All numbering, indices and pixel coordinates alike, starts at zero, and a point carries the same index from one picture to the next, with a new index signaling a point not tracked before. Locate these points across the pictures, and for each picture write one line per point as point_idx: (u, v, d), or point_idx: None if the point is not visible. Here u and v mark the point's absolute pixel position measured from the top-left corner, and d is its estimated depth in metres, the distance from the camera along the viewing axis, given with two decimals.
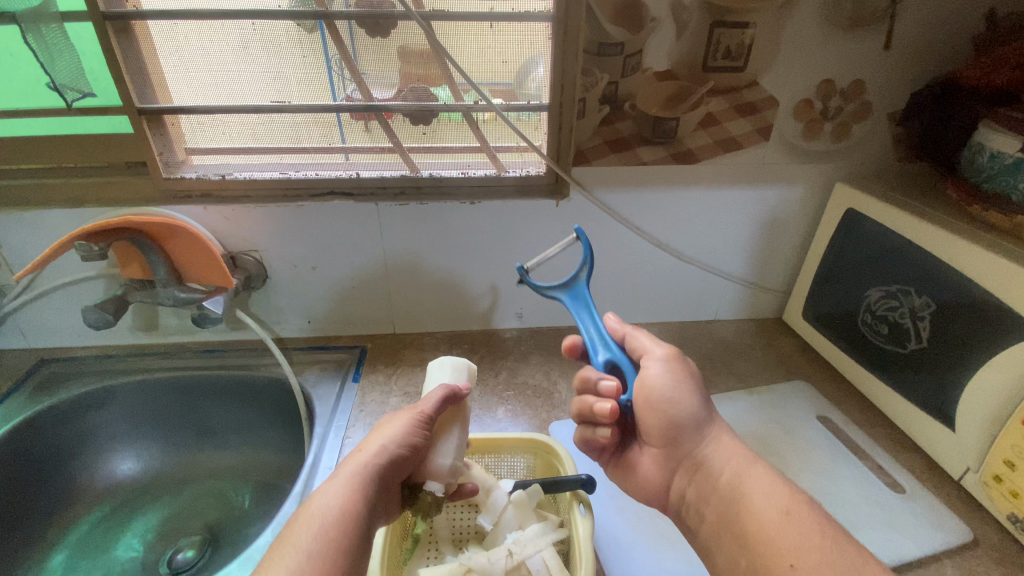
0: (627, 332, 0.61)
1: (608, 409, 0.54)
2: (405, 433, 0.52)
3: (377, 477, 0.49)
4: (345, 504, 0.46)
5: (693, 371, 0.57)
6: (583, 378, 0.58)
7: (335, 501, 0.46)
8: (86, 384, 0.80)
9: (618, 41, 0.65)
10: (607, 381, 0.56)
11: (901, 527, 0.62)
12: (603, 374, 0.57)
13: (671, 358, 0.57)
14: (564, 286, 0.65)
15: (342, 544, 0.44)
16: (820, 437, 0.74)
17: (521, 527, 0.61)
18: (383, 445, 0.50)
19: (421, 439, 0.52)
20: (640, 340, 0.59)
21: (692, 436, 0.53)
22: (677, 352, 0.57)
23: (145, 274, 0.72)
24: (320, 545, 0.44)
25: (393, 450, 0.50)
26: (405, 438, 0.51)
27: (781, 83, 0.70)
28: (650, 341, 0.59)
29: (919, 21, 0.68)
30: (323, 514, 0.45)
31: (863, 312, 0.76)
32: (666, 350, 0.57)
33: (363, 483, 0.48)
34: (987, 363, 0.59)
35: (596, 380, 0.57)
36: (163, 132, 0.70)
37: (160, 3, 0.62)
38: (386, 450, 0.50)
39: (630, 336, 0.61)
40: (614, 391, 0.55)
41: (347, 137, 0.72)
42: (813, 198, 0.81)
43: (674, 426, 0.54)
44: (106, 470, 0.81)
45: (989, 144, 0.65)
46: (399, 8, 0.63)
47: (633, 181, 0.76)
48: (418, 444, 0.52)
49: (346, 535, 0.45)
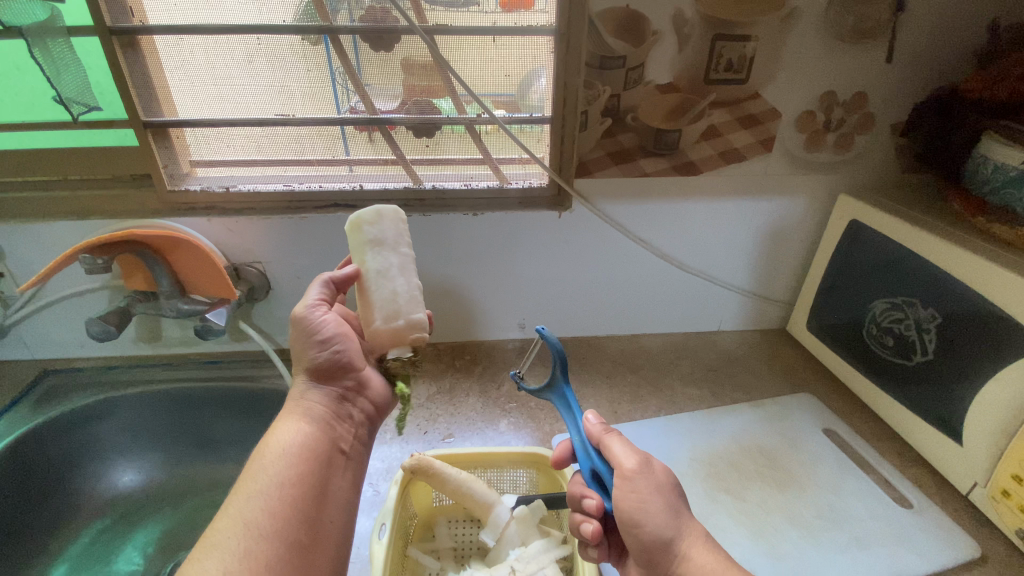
0: (601, 439, 0.54)
1: (589, 532, 0.54)
2: (322, 334, 0.57)
3: (330, 394, 0.58)
4: (303, 434, 0.53)
5: (660, 482, 0.51)
6: (573, 496, 0.58)
7: (296, 441, 0.53)
8: (90, 395, 0.80)
9: (621, 54, 0.66)
10: (589, 500, 0.54)
11: (909, 543, 0.61)
12: (586, 491, 0.56)
13: (630, 477, 0.50)
14: (549, 387, 0.61)
15: (301, 473, 0.51)
16: (825, 451, 0.73)
17: (522, 543, 0.62)
18: (313, 363, 0.57)
19: (333, 328, 0.58)
20: (611, 454, 0.52)
21: (664, 553, 0.49)
22: (640, 468, 0.50)
23: (150, 286, 0.73)
24: (277, 481, 0.49)
25: (321, 357, 0.57)
26: (320, 341, 0.57)
27: (783, 96, 0.70)
28: (619, 455, 0.52)
29: (922, 34, 0.68)
30: (283, 445, 0.52)
31: (868, 324, 0.76)
32: (634, 465, 0.50)
33: (319, 407, 0.56)
34: (993, 376, 0.59)
35: (580, 498, 0.56)
36: (168, 145, 0.70)
37: (167, 18, 0.62)
38: (318, 366, 0.57)
39: (603, 444, 0.54)
40: (594, 511, 0.53)
41: (350, 149, 0.72)
42: (815, 209, 0.81)
43: (642, 532, 0.49)
44: (107, 482, 0.81)
45: (994, 156, 0.65)
46: (402, 23, 0.64)
47: (634, 192, 0.76)
48: (336, 335, 0.58)
49: (303, 462, 0.52)
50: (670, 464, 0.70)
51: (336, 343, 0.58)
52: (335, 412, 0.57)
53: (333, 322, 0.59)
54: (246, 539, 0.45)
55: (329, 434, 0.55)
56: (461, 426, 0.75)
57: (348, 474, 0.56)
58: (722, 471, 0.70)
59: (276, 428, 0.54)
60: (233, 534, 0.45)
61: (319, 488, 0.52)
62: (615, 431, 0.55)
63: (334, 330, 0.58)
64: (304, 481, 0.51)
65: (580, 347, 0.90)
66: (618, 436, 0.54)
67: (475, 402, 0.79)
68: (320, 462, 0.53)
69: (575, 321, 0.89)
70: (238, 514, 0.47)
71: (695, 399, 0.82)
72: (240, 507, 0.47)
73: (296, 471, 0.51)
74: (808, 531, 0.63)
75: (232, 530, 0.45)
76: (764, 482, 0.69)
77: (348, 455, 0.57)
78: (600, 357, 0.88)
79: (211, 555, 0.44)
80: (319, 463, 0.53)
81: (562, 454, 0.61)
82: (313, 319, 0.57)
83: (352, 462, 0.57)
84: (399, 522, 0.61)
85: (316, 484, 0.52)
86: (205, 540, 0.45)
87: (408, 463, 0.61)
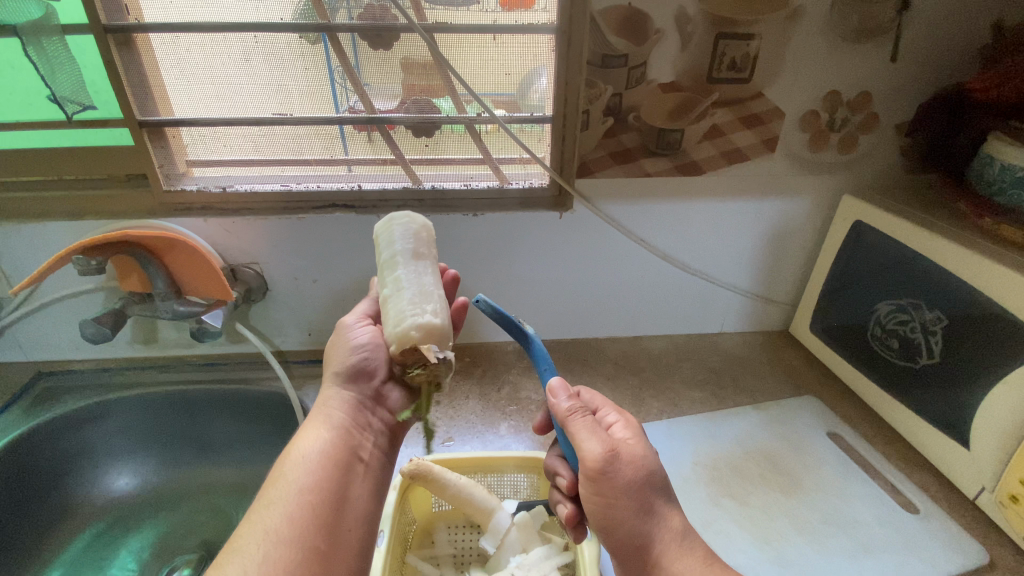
0: (566, 423, 0.50)
1: (564, 514, 0.55)
2: (354, 342, 0.59)
3: (351, 401, 0.57)
4: (324, 442, 0.53)
5: (626, 482, 0.46)
6: (550, 469, 0.58)
7: (318, 447, 0.52)
8: (84, 399, 0.79)
9: (622, 53, 0.65)
10: (561, 478, 0.55)
11: (916, 550, 0.60)
12: (560, 466, 0.56)
13: (597, 477, 0.46)
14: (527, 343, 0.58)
15: (319, 479, 0.50)
16: (830, 455, 0.73)
17: (524, 550, 0.61)
18: (341, 367, 0.58)
19: (365, 337, 0.60)
20: (575, 439, 0.49)
21: None
22: (601, 464, 0.46)
23: (145, 287, 0.71)
24: (297, 488, 0.48)
25: (349, 360, 0.58)
26: (350, 349, 0.59)
27: (787, 95, 0.69)
28: (582, 443, 0.48)
29: (927, 33, 0.67)
30: (303, 453, 0.52)
31: (873, 325, 0.75)
32: (591, 458, 0.46)
33: (338, 414, 0.55)
34: (1003, 380, 0.58)
35: (555, 475, 0.57)
36: (164, 145, 0.69)
37: (162, 16, 0.61)
38: (345, 369, 0.58)
39: (567, 428, 0.50)
40: (566, 490, 0.54)
41: (350, 149, 0.71)
42: (819, 209, 0.80)
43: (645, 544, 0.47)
44: (102, 487, 0.79)
45: (1000, 156, 0.64)
46: (401, 21, 0.63)
47: (636, 193, 0.75)
48: (366, 344, 0.59)
49: (323, 468, 0.51)
50: (672, 470, 0.70)
51: (366, 349, 0.59)
52: (354, 421, 0.56)
53: (369, 334, 0.60)
54: (264, 543, 0.44)
55: (349, 442, 0.54)
56: (461, 429, 0.74)
57: (368, 483, 0.54)
58: (725, 475, 0.70)
59: (298, 438, 0.54)
60: (253, 539, 0.44)
61: (339, 494, 0.50)
62: (581, 414, 0.50)
63: (366, 340, 0.59)
64: (324, 487, 0.50)
65: (581, 349, 0.89)
66: (583, 419, 0.50)
67: (475, 405, 0.78)
68: (340, 468, 0.52)
69: (576, 322, 0.88)
70: (249, 522, 0.46)
71: (698, 402, 0.81)
72: (262, 513, 0.46)
73: (315, 477, 0.50)
74: (814, 537, 0.62)
75: (253, 542, 0.44)
76: (767, 486, 0.68)
77: (368, 463, 0.56)
78: (602, 359, 0.87)
79: (233, 560, 0.43)
80: (337, 470, 0.52)
81: (544, 422, 0.63)
82: (353, 330, 0.61)
83: (372, 469, 0.56)
84: (398, 528, 0.60)
85: (337, 491, 0.50)
86: (229, 546, 0.44)
87: (407, 468, 0.60)
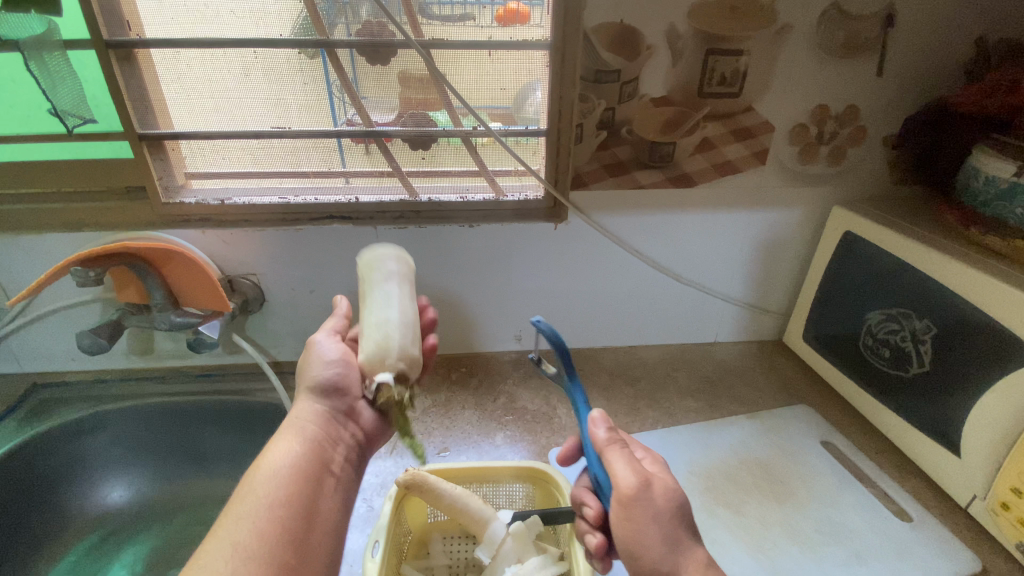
0: (604, 452, 0.51)
1: (591, 544, 0.53)
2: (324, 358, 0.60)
3: (322, 413, 0.57)
4: (294, 455, 0.53)
5: (657, 509, 0.47)
6: (575, 502, 0.58)
7: (289, 458, 0.53)
8: (75, 411, 0.79)
9: (614, 68, 0.66)
10: (588, 507, 0.55)
11: (910, 558, 0.61)
12: (586, 496, 0.56)
13: (628, 502, 0.47)
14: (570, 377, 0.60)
15: (292, 493, 0.50)
16: (823, 464, 0.73)
17: (519, 560, 0.61)
18: (310, 382, 0.59)
19: (334, 353, 0.60)
20: (610, 467, 0.49)
21: None
22: (634, 492, 0.47)
23: (143, 299, 0.72)
24: (267, 501, 0.48)
25: (318, 376, 0.59)
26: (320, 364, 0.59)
27: (777, 108, 0.71)
28: (617, 471, 0.49)
29: (911, 50, 0.69)
30: (274, 466, 0.52)
31: (864, 335, 0.76)
32: (626, 486, 0.47)
33: (311, 427, 0.56)
34: (992, 389, 0.59)
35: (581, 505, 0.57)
36: (163, 157, 0.70)
37: (164, 32, 0.62)
38: (316, 384, 0.58)
39: (604, 457, 0.51)
40: (593, 519, 0.54)
41: (347, 162, 0.72)
42: (810, 222, 0.82)
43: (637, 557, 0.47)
44: (95, 499, 0.79)
45: (984, 168, 0.66)
46: (399, 37, 0.64)
47: (631, 205, 0.76)
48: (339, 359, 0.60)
49: (292, 482, 0.51)
50: None
51: (338, 365, 0.59)
52: (327, 434, 0.57)
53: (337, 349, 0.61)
54: (233, 559, 0.44)
55: (321, 455, 0.55)
56: (458, 439, 0.75)
57: (337, 494, 0.55)
58: (720, 484, 0.70)
59: (269, 448, 0.54)
60: (222, 553, 0.44)
61: (307, 508, 0.50)
62: (620, 444, 0.51)
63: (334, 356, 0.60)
64: (294, 502, 0.50)
65: (578, 359, 0.89)
66: (620, 449, 0.51)
67: (472, 415, 0.78)
68: (309, 482, 0.52)
69: (571, 331, 0.89)
70: (231, 535, 0.45)
71: (693, 411, 0.81)
72: (230, 529, 0.46)
73: (287, 490, 0.50)
74: (807, 545, 0.63)
75: (222, 558, 0.43)
76: (761, 496, 0.69)
77: (338, 476, 0.56)
78: (598, 369, 0.87)
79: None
80: (307, 485, 0.52)
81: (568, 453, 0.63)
82: (321, 346, 0.61)
83: (342, 484, 0.56)
84: (394, 538, 0.61)
85: (304, 507, 0.50)
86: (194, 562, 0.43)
87: (402, 478, 0.60)
